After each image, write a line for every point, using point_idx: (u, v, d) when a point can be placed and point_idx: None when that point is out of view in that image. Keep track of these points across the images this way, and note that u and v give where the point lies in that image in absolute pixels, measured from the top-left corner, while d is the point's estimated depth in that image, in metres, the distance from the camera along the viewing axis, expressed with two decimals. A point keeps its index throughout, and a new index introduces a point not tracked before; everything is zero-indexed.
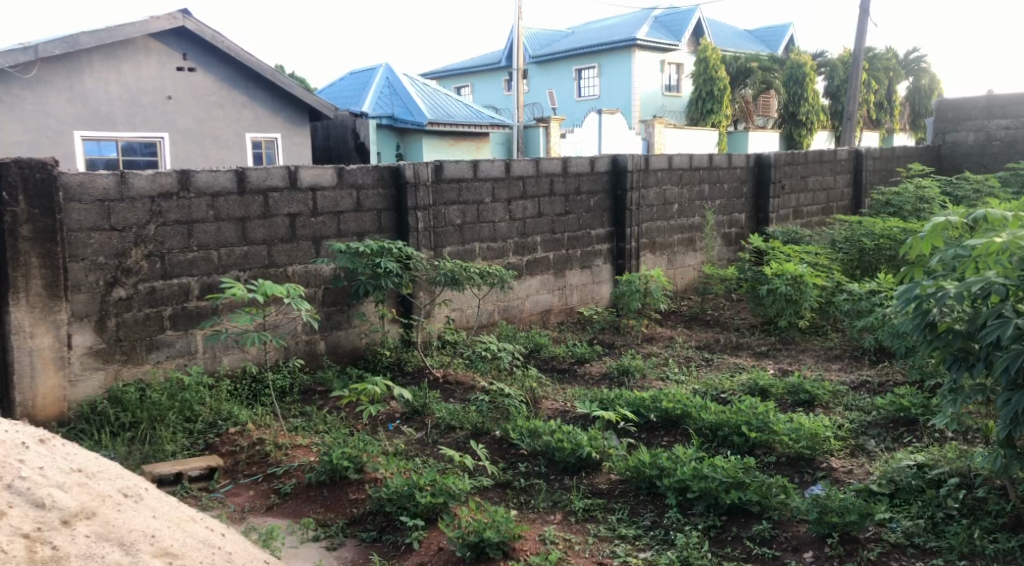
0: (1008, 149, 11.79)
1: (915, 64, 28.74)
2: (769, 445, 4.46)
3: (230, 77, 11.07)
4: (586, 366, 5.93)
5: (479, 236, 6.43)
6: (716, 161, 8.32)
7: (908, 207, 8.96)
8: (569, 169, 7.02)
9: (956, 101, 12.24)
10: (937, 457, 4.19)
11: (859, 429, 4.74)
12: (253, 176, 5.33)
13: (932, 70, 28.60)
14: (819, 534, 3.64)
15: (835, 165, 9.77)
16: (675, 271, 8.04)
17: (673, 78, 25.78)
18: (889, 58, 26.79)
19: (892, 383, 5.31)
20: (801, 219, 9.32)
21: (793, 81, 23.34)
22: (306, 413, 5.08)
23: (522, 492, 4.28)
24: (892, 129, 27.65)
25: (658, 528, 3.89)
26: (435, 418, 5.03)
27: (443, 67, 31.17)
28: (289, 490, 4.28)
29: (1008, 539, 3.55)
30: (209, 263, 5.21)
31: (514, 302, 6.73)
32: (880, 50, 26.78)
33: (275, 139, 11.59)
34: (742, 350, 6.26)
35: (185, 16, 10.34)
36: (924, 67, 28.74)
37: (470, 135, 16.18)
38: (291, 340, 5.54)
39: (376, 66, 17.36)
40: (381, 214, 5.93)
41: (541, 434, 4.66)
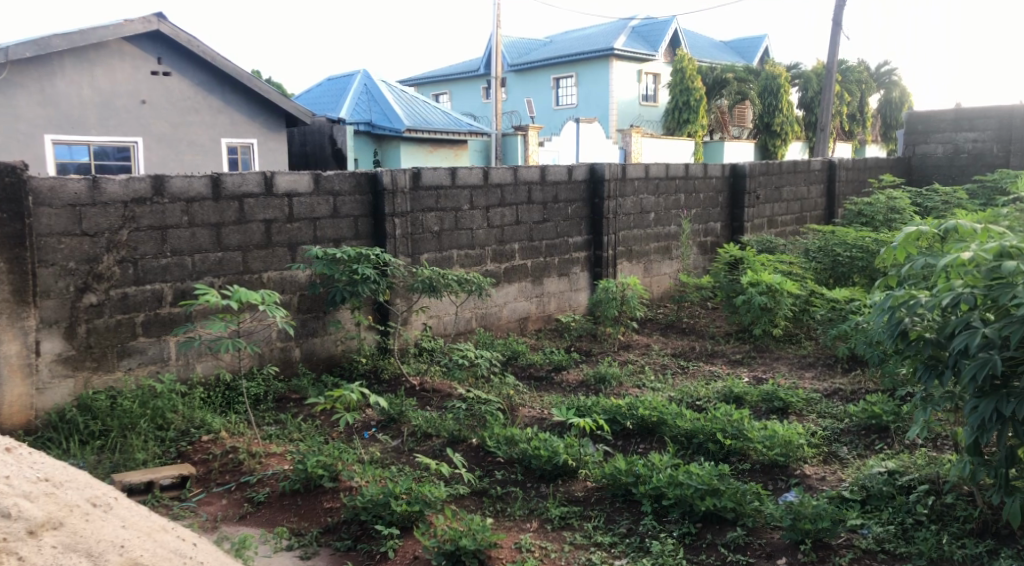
0: (975, 161, 12.03)
1: (887, 77, 29.16)
2: (744, 451, 4.50)
3: (205, 82, 10.98)
4: (564, 373, 5.94)
5: (457, 243, 6.43)
6: (693, 170, 8.40)
7: (880, 216, 9.11)
8: (547, 178, 7.05)
9: (926, 113, 12.43)
10: (908, 464, 4.25)
11: (832, 436, 4.80)
12: (229, 181, 5.29)
13: (902, 84, 29.14)
14: (792, 540, 3.68)
15: (809, 175, 9.90)
16: (651, 280, 8.08)
17: (650, 87, 26.01)
18: (861, 70, 27.23)
19: (865, 390, 5.37)
20: (775, 229, 9.44)
21: (768, 93, 23.86)
22: (280, 420, 5.04)
23: (498, 500, 4.27)
24: (864, 141, 28.17)
25: (634, 535, 3.90)
26: (412, 426, 5.01)
27: (422, 74, 31.16)
28: (263, 499, 4.23)
29: (976, 544, 3.61)
30: (184, 268, 5.16)
31: (492, 309, 6.72)
32: (852, 63, 27.23)
33: (252, 144, 11.52)
34: (717, 357, 6.31)
35: (160, 20, 10.25)
36: (895, 81, 29.22)
37: (448, 143, 16.18)
38: (266, 347, 5.49)
39: (354, 72, 17.33)
40: (358, 221, 5.90)
41: (518, 442, 4.66)
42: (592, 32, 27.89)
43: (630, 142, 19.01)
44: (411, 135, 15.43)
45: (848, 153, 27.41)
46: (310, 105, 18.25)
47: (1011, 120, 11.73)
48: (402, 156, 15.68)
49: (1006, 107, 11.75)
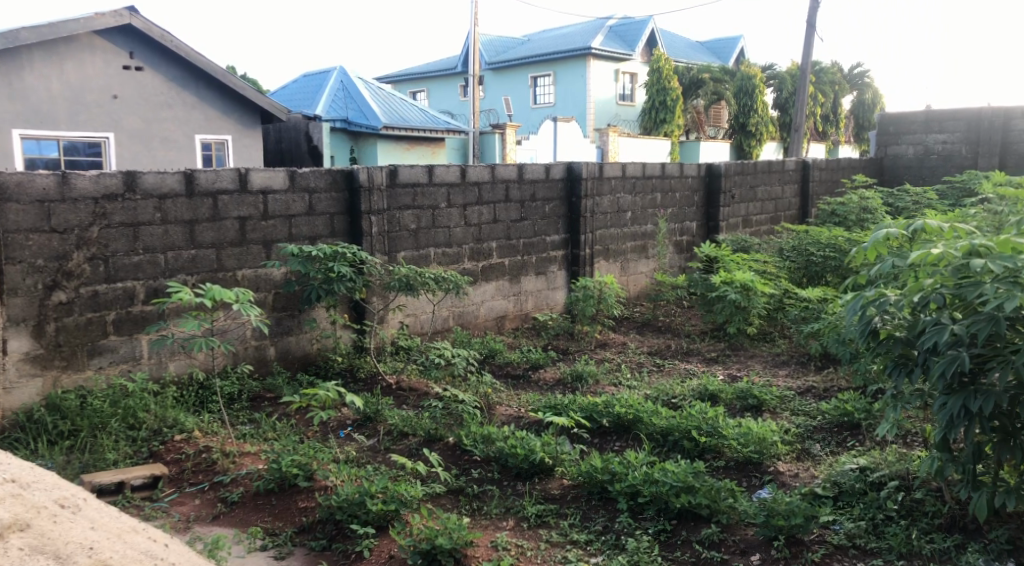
0: (945, 162, 12.24)
1: (860, 78, 29.52)
2: (719, 449, 4.54)
3: (179, 77, 10.85)
4: (541, 372, 5.95)
5: (434, 241, 6.41)
6: (669, 170, 8.45)
7: (852, 216, 9.25)
8: (525, 176, 7.05)
9: (898, 114, 12.61)
10: (878, 461, 4.31)
11: (805, 433, 4.86)
12: (203, 177, 5.23)
13: (875, 85, 29.58)
14: (766, 536, 3.72)
15: (784, 175, 10.01)
16: (628, 279, 8.12)
17: (627, 87, 26.14)
18: (835, 72, 27.57)
19: (837, 388, 5.45)
20: (750, 228, 9.53)
21: (744, 93, 24.02)
22: (255, 419, 4.99)
23: (474, 499, 4.27)
24: (836, 141, 28.52)
25: (610, 533, 3.91)
26: (388, 425, 5.00)
27: (399, 71, 31.02)
28: (236, 499, 4.19)
29: (944, 539, 3.67)
30: (156, 266, 5.09)
31: (469, 307, 6.71)
32: (826, 65, 27.57)
33: (226, 140, 11.41)
34: (693, 356, 6.36)
35: (132, 13, 10.08)
36: (868, 82, 29.64)
37: (425, 140, 16.15)
38: (239, 346, 5.43)
39: (331, 68, 17.23)
40: (334, 218, 5.86)
41: (494, 440, 4.66)
42: (569, 31, 27.95)
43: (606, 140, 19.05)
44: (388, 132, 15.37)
45: (822, 153, 27.74)
46: (285, 102, 18.12)
47: (980, 122, 11.92)
48: (379, 153, 15.62)
49: (975, 109, 11.95)
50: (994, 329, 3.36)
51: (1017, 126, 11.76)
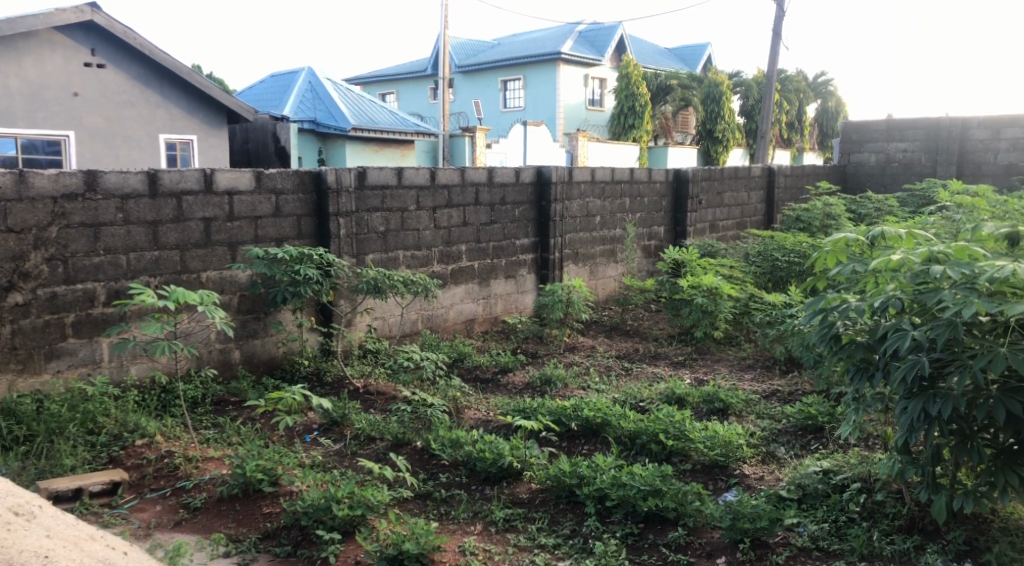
0: (906, 170, 12.51)
1: (825, 86, 30.06)
2: (686, 452, 4.57)
3: (144, 75, 10.67)
4: (510, 375, 5.94)
5: (403, 244, 6.38)
6: (638, 175, 8.51)
7: (817, 222, 9.42)
8: (494, 180, 7.05)
9: (859, 123, 12.90)
10: (841, 463, 4.37)
11: (770, 436, 4.91)
12: (167, 178, 5.15)
13: (838, 94, 30.24)
14: (731, 539, 3.76)
15: (750, 182, 10.14)
16: (596, 282, 8.16)
17: (595, 92, 26.33)
18: (800, 80, 28.03)
19: (801, 392, 5.53)
20: (717, 233, 9.63)
21: (711, 100, 24.17)
22: (218, 424, 4.92)
23: (442, 503, 4.25)
24: (803, 149, 29.02)
25: (578, 537, 3.92)
26: (355, 429, 4.95)
27: (368, 73, 30.86)
28: (200, 504, 4.11)
29: (904, 540, 3.73)
30: (117, 267, 4.99)
31: (438, 311, 6.69)
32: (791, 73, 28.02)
33: (191, 140, 11.27)
34: (660, 359, 6.41)
35: (93, 10, 9.88)
36: (831, 91, 30.24)
37: (395, 143, 16.11)
38: (204, 349, 5.35)
39: (299, 69, 17.11)
40: (301, 220, 5.80)
41: (463, 444, 4.65)
42: (539, 35, 28.07)
43: (574, 145, 19.12)
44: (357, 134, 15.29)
45: (787, 160, 28.15)
46: (252, 102, 17.94)
47: (938, 132, 12.21)
48: (347, 154, 15.53)
49: (933, 119, 12.24)
50: (953, 334, 3.43)
51: (974, 136, 12.01)
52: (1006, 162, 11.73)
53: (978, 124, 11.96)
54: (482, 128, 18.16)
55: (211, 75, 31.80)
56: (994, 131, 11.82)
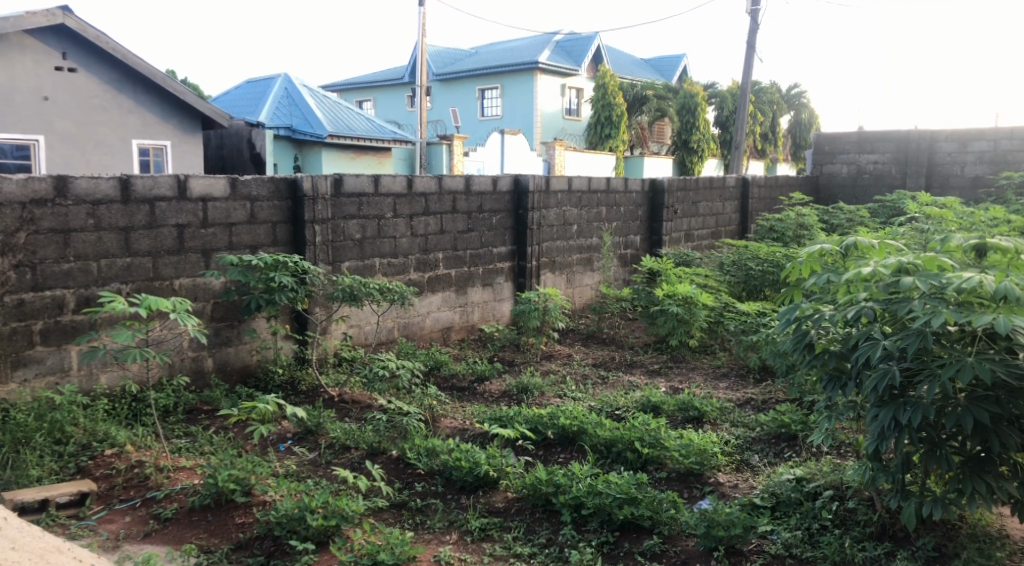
0: (877, 182, 12.71)
1: (797, 98, 30.51)
2: (661, 460, 4.59)
3: (116, 80, 10.53)
4: (486, 384, 5.92)
5: (379, 252, 6.35)
6: (614, 185, 8.56)
7: (790, 232, 9.54)
8: (471, 188, 7.06)
9: (831, 134, 13.10)
10: (814, 471, 4.40)
11: (744, 444, 4.95)
12: (139, 183, 5.08)
13: (811, 106, 30.72)
14: (706, 547, 3.78)
15: (724, 192, 10.24)
16: (573, 291, 8.19)
17: (573, 102, 26.60)
18: (773, 92, 28.41)
19: (775, 400, 5.57)
20: (692, 243, 9.71)
21: (686, 110, 24.41)
22: (190, 433, 4.85)
23: (418, 512, 4.22)
24: (776, 159, 29.48)
25: (554, 545, 3.91)
26: (330, 438, 4.92)
27: (345, 80, 30.79)
28: (170, 515, 4.04)
29: (875, 547, 3.76)
30: (88, 274, 4.91)
31: (414, 319, 6.66)
32: (765, 84, 28.39)
33: (164, 146, 11.13)
34: (636, 368, 6.43)
35: (65, 13, 9.75)
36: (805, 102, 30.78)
37: (371, 150, 16.09)
38: (176, 357, 5.28)
39: (274, 76, 17.02)
40: (276, 227, 5.76)
41: (439, 453, 4.63)
42: (515, 45, 28.18)
43: (552, 154, 19.19)
44: (334, 141, 15.25)
45: (761, 171, 28.46)
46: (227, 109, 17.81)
47: (907, 144, 12.43)
48: (324, 161, 15.46)
49: (903, 131, 12.45)
50: (922, 344, 3.48)
51: (942, 149, 12.24)
52: (972, 174, 12.00)
53: (946, 137, 12.19)
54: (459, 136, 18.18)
55: (187, 80, 31.48)
56: (961, 144, 12.08)
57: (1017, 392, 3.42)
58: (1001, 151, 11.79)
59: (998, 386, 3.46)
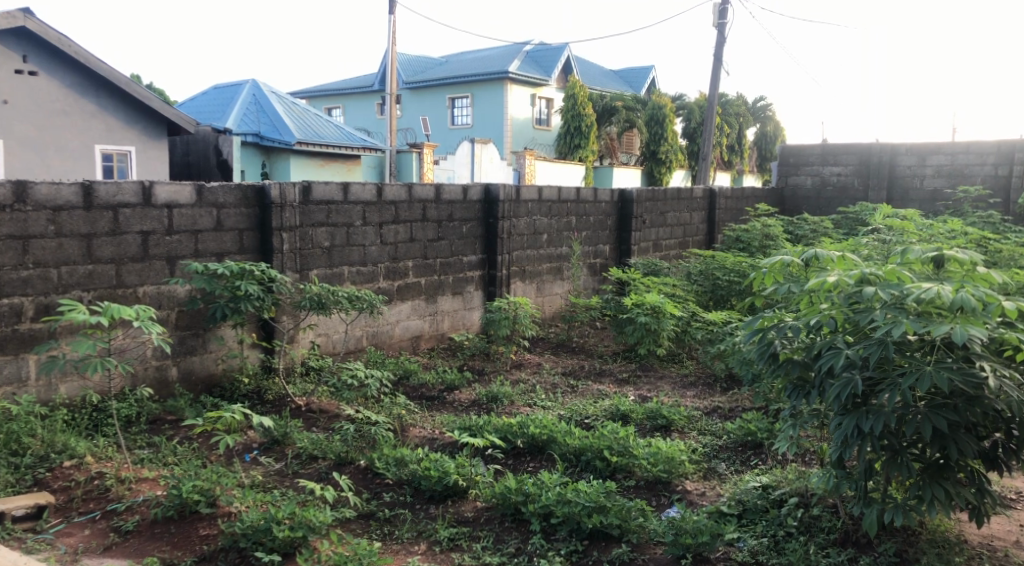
0: (840, 194, 12.95)
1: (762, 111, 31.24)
2: (629, 468, 4.60)
3: (78, 84, 10.36)
4: (456, 393, 5.91)
5: (348, 259, 6.31)
6: (584, 195, 8.62)
7: (756, 243, 9.70)
8: (442, 197, 7.06)
9: (796, 147, 13.29)
10: (780, 478, 4.45)
11: (711, 452, 4.99)
12: (102, 189, 4.99)
13: (777, 119, 31.27)
14: (674, 555, 3.81)
15: (692, 203, 10.35)
16: (543, 300, 8.21)
17: (543, 111, 26.78)
18: (739, 104, 28.83)
19: (741, 408, 5.63)
20: (660, 252, 9.80)
21: (654, 121, 24.69)
22: (154, 444, 4.76)
23: (386, 523, 4.19)
24: (742, 171, 29.95)
25: (523, 555, 3.90)
26: (297, 448, 4.86)
27: (313, 87, 30.62)
28: (132, 527, 3.96)
29: (839, 553, 3.81)
30: (48, 281, 4.80)
31: (383, 327, 6.62)
32: (731, 97, 28.79)
33: (129, 152, 10.98)
34: (605, 376, 6.47)
35: (26, 16, 9.56)
36: (771, 116, 31.41)
37: (341, 157, 16.01)
38: (139, 366, 5.18)
39: (242, 82, 16.87)
40: (243, 234, 5.69)
41: (408, 463, 4.60)
42: (486, 54, 28.24)
43: (523, 163, 19.24)
44: (302, 148, 15.14)
45: (727, 182, 28.83)
46: (193, 114, 17.61)
47: (869, 157, 12.67)
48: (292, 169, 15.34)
49: (866, 144, 12.70)
50: (884, 353, 3.55)
51: (902, 162, 12.53)
52: (931, 187, 12.30)
53: (906, 151, 12.48)
54: (429, 144, 18.19)
55: (152, 85, 31.03)
56: (920, 158, 12.38)
57: (974, 400, 3.49)
58: (959, 164, 12.10)
59: (956, 394, 3.53)
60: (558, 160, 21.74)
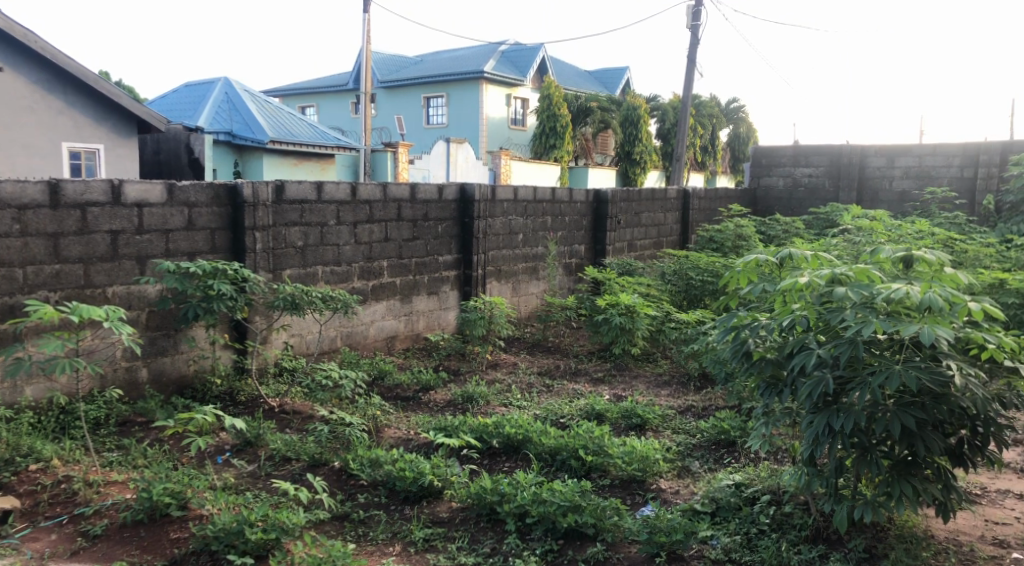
0: (811, 195, 13.12)
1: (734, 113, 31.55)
2: (605, 467, 4.61)
3: (44, 80, 10.18)
4: (431, 394, 5.90)
5: (322, 259, 6.26)
6: (559, 195, 8.63)
7: (729, 243, 9.81)
8: (417, 196, 7.03)
9: (768, 148, 13.43)
10: (752, 476, 4.48)
11: (685, 451, 5.02)
12: (70, 188, 4.90)
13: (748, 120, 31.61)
14: (648, 553, 3.83)
15: (666, 203, 10.41)
16: (519, 299, 8.22)
17: (518, 111, 26.80)
18: (712, 105, 29.04)
19: (715, 407, 5.68)
20: (635, 252, 9.85)
21: (629, 122, 24.79)
22: (123, 446, 4.69)
23: (360, 524, 4.16)
24: (715, 172, 30.25)
25: (498, 555, 3.90)
26: (270, 450, 4.80)
27: (287, 86, 30.37)
28: (100, 532, 3.89)
29: (810, 550, 3.86)
30: (13, 281, 4.70)
31: (357, 327, 6.58)
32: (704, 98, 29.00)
33: (98, 150, 10.82)
34: (580, 375, 6.48)
35: None
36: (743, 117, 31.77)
37: (315, 156, 15.91)
38: (108, 367, 5.10)
39: (214, 80, 16.68)
40: (215, 234, 5.62)
41: (383, 464, 4.57)
42: (460, 54, 28.19)
43: (497, 163, 19.23)
44: (275, 146, 15.02)
45: (700, 183, 29.05)
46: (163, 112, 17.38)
47: (840, 159, 12.85)
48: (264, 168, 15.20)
49: (837, 146, 12.87)
50: (854, 352, 3.60)
51: (872, 164, 12.71)
52: (899, 189, 12.49)
53: (875, 153, 12.67)
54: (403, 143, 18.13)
55: (123, 83, 30.60)
56: (889, 159, 12.57)
57: (941, 398, 3.55)
58: (926, 166, 12.30)
59: (923, 392, 3.59)
60: (531, 160, 21.75)
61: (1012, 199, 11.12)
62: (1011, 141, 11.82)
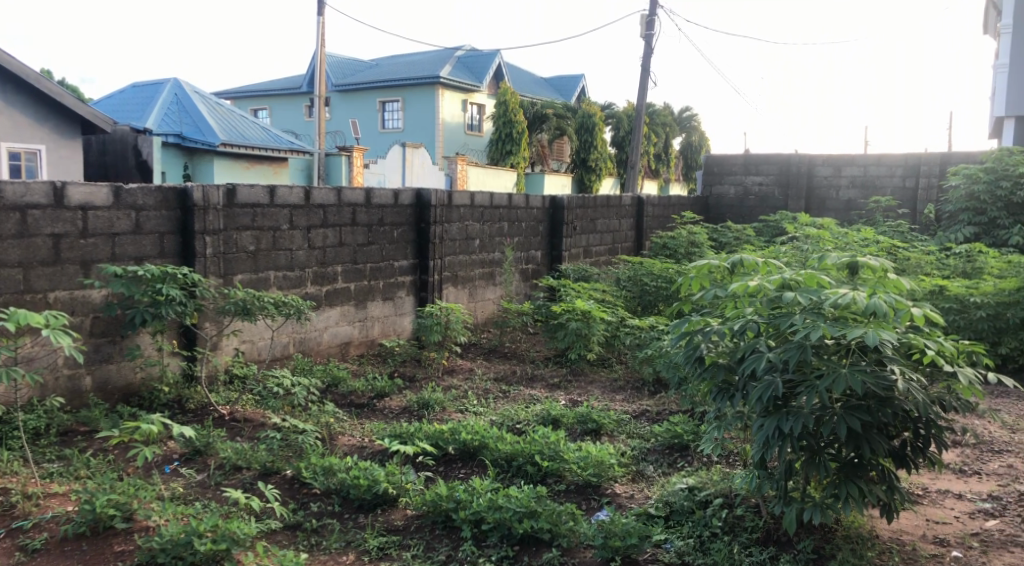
0: (761, 203, 13.36)
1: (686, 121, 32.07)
2: (560, 473, 4.63)
3: None
4: (386, 400, 5.84)
5: (274, 264, 6.16)
6: (515, 201, 8.65)
7: (682, 249, 9.95)
8: (372, 201, 6.97)
9: (720, 156, 13.61)
10: (705, 480, 4.51)
11: (640, 455, 5.06)
12: (10, 190, 4.74)
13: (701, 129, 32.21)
14: (603, 558, 3.84)
15: (620, 210, 10.50)
16: (475, 305, 8.19)
17: (474, 117, 26.80)
18: (664, 113, 29.49)
19: (669, 411, 5.73)
20: (590, 258, 9.92)
21: (585, 129, 25.21)
22: (64, 456, 4.54)
23: (313, 533, 4.09)
24: (667, 180, 30.64)
25: (453, 562, 3.86)
26: (219, 459, 4.69)
27: (238, 88, 29.88)
28: (39, 546, 3.75)
29: (761, 552, 3.91)
30: None
31: (311, 334, 6.48)
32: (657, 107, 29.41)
33: (38, 150, 10.52)
34: (536, 382, 6.48)
35: None
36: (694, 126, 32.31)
37: (266, 160, 15.70)
38: (49, 375, 4.93)
39: (163, 81, 16.34)
40: (163, 238, 5.48)
41: (336, 472, 4.50)
42: (414, 59, 28.05)
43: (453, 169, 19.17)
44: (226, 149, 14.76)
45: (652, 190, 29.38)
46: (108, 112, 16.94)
47: (789, 168, 13.12)
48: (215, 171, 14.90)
49: (785, 155, 13.14)
50: (803, 356, 3.66)
51: (820, 173, 13.01)
52: (846, 198, 12.83)
53: (823, 162, 12.98)
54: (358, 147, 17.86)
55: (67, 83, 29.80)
56: (836, 169, 12.89)
57: (885, 401, 3.64)
58: (871, 175, 12.66)
59: (869, 396, 3.67)
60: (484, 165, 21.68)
61: (951, 208, 11.50)
62: (949, 153, 12.28)
